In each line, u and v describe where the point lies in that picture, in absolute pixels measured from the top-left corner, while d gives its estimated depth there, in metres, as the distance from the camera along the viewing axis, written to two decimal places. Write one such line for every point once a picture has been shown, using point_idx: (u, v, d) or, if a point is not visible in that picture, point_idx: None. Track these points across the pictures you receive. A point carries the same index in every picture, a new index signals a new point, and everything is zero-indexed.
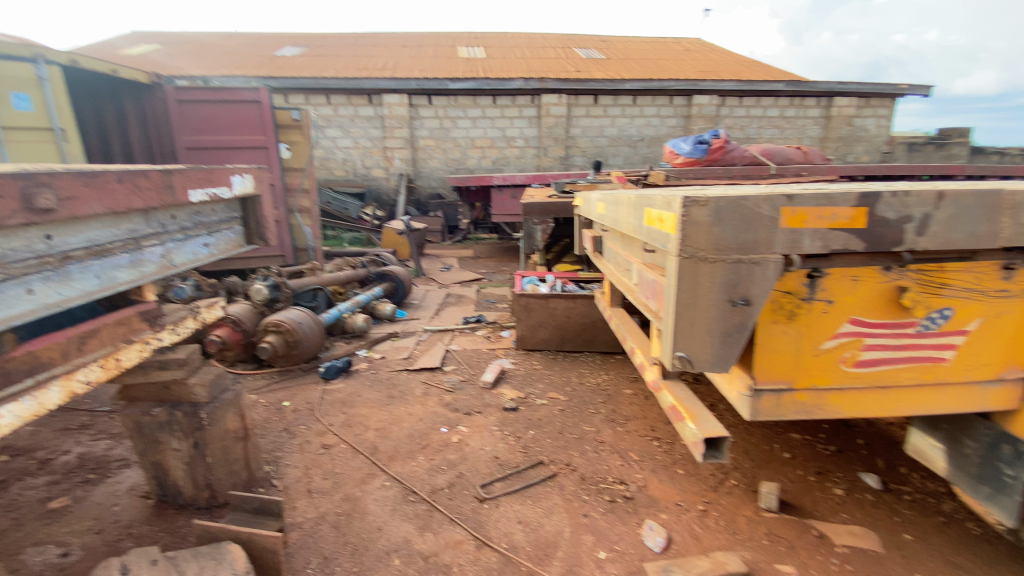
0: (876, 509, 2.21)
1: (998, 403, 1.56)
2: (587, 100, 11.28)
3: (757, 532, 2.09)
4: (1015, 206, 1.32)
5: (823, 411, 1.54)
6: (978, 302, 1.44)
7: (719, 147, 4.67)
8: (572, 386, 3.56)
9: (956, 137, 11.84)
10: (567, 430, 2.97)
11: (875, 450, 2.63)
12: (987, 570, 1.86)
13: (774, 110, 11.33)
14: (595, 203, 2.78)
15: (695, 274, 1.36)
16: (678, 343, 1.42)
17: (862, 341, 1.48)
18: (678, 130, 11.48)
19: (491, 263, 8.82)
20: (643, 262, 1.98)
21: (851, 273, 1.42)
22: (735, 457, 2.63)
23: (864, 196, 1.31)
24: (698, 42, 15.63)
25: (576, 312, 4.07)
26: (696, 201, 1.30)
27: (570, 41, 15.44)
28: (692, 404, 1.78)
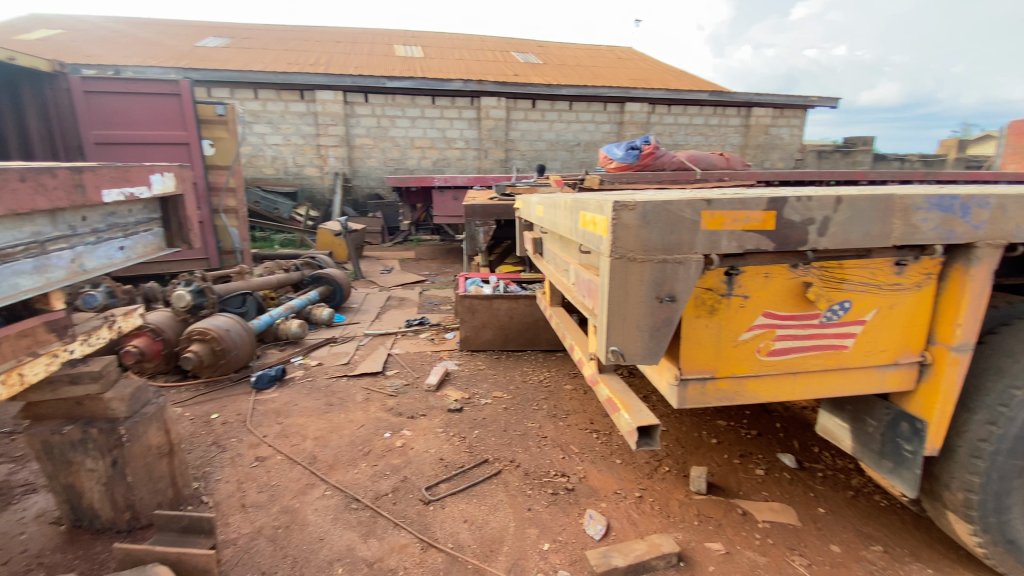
0: (792, 486, 2.42)
1: (895, 384, 1.73)
2: (526, 104, 11.46)
3: (689, 514, 2.23)
4: (903, 209, 1.49)
5: (742, 397, 1.69)
6: (873, 294, 1.61)
7: (649, 153, 4.91)
8: (515, 385, 3.62)
9: (861, 145, 13.01)
10: (511, 428, 3.02)
11: (790, 432, 2.88)
12: (884, 534, 2.10)
13: (700, 119, 12.03)
14: (535, 205, 2.85)
15: (625, 273, 1.45)
16: (612, 338, 1.51)
17: (774, 332, 1.63)
18: (613, 135, 11.91)
19: (432, 264, 8.75)
20: (581, 263, 2.06)
21: (763, 271, 1.56)
22: (668, 444, 2.79)
23: (773, 201, 1.45)
24: (630, 52, 16.30)
25: (519, 312, 4.13)
26: (625, 206, 1.39)
27: (507, 44, 15.61)
28: (626, 396, 1.88)
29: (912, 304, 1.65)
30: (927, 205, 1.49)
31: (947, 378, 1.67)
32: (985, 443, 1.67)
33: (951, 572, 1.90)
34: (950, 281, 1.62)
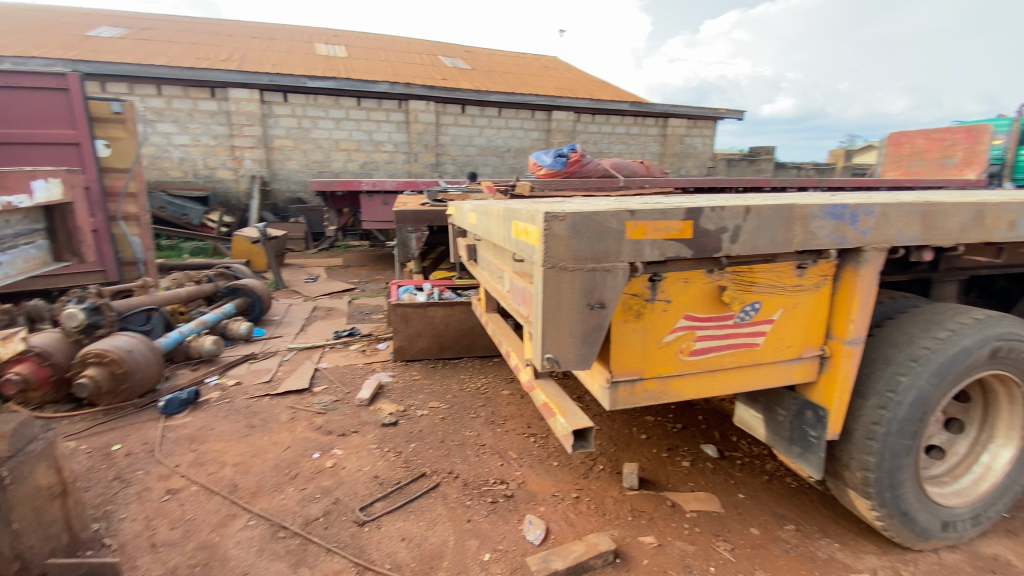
0: (715, 475, 2.59)
1: (800, 375, 1.90)
2: (455, 109, 11.41)
3: (623, 510, 2.31)
4: (803, 217, 1.64)
5: (668, 395, 1.77)
6: (779, 295, 1.76)
7: (576, 160, 5.06)
8: (452, 393, 3.57)
9: (763, 155, 14.24)
10: (449, 438, 2.98)
11: (712, 423, 3.08)
12: (795, 513, 2.29)
13: (621, 128, 12.59)
14: (467, 212, 2.84)
15: (557, 282, 1.47)
16: (546, 346, 1.53)
17: (694, 333, 1.73)
18: (541, 142, 12.16)
19: (361, 271, 8.46)
20: (514, 271, 2.07)
21: (683, 276, 1.65)
22: (602, 443, 2.88)
23: (690, 211, 1.54)
24: (555, 61, 16.75)
25: (454, 320, 4.09)
26: (555, 217, 1.42)
27: (434, 48, 15.49)
28: (562, 400, 1.91)
29: (812, 303, 1.82)
30: (822, 214, 1.65)
31: (844, 368, 1.86)
32: (877, 426, 1.86)
33: (853, 543, 2.10)
34: (843, 281, 1.81)
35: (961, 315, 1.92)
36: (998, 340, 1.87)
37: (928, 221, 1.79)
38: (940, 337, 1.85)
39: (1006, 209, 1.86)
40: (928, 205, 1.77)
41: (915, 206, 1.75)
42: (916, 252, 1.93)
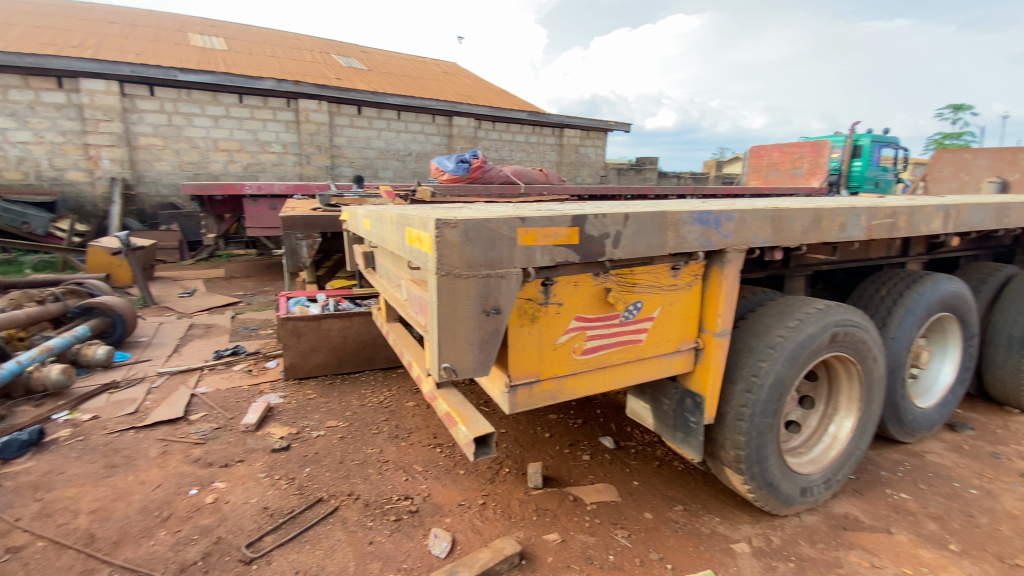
0: (612, 465, 2.73)
1: (679, 366, 2.07)
2: (350, 110, 10.93)
3: (528, 510, 2.35)
4: (675, 223, 1.79)
5: (564, 394, 1.83)
6: (658, 294, 1.90)
7: (478, 167, 5.07)
8: (352, 410, 3.40)
9: (648, 165, 15.44)
10: (349, 458, 2.83)
11: (609, 416, 3.25)
12: (683, 493, 2.49)
13: (520, 136, 12.92)
14: (360, 218, 2.71)
15: (452, 290, 1.45)
16: (443, 355, 1.49)
17: (585, 333, 1.80)
18: (442, 147, 12.07)
19: (248, 283, 7.77)
20: (410, 279, 2.02)
21: (572, 280, 1.72)
22: (507, 446, 2.90)
23: (575, 218, 1.61)
24: (455, 67, 16.78)
25: (352, 332, 3.90)
26: (446, 223, 1.40)
27: (327, 46, 14.77)
28: (464, 408, 1.87)
29: (687, 300, 1.99)
30: (691, 220, 1.82)
31: (715, 358, 2.06)
32: (745, 408, 2.07)
33: (731, 515, 2.33)
34: (711, 280, 2.01)
35: (807, 305, 2.21)
36: (836, 326, 2.18)
37: (777, 224, 2.04)
38: (791, 325, 2.12)
39: (836, 214, 2.18)
40: (776, 212, 2.02)
41: (766, 213, 1.99)
42: (769, 252, 2.19)
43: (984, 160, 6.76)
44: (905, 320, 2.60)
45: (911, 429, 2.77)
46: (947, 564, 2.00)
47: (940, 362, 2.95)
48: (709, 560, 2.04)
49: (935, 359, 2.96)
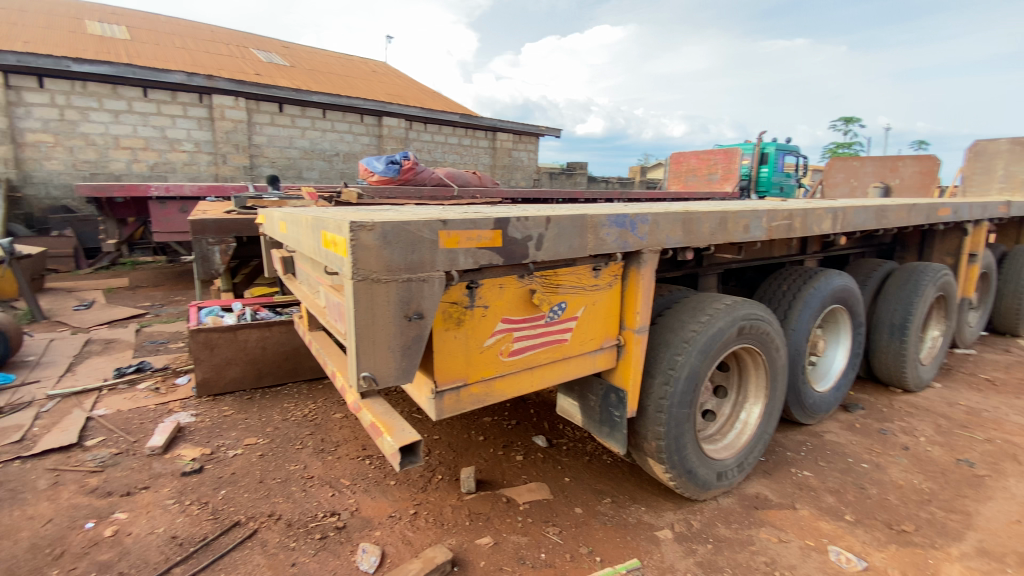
0: (545, 463, 2.76)
1: (603, 363, 2.13)
2: (271, 107, 10.29)
3: (460, 516, 2.33)
4: (594, 225, 1.85)
5: (492, 397, 1.82)
6: (581, 295, 1.95)
7: (410, 168, 4.94)
8: (273, 425, 3.20)
9: (579, 169, 15.86)
10: (270, 477, 2.66)
11: (542, 415, 3.29)
12: (612, 486, 2.57)
13: (453, 138, 12.81)
14: (275, 221, 2.55)
15: (370, 295, 1.40)
16: (362, 363, 1.44)
17: (512, 335, 1.81)
18: (371, 148, 11.68)
19: (157, 292, 7.13)
20: (329, 285, 1.93)
21: (497, 282, 1.72)
22: (440, 452, 2.86)
23: (498, 220, 1.61)
24: (385, 67, 16.39)
25: (272, 342, 3.67)
26: (362, 226, 1.35)
27: (246, 39, 13.93)
28: (390, 417, 1.80)
29: (608, 299, 2.06)
30: (609, 222, 1.89)
31: (636, 354, 2.15)
32: (664, 400, 2.18)
33: (655, 504, 2.43)
34: (631, 279, 2.10)
35: (717, 301, 2.37)
36: (742, 319, 2.35)
37: (688, 226, 2.16)
38: (703, 320, 2.26)
39: (740, 217, 2.35)
40: (687, 214, 2.15)
41: (679, 215, 2.11)
42: (683, 252, 2.33)
43: (871, 167, 7.55)
44: (803, 312, 2.84)
45: (811, 411, 3.03)
46: (843, 533, 2.21)
47: (835, 349, 3.26)
48: (636, 549, 2.12)
49: (830, 346, 3.27)
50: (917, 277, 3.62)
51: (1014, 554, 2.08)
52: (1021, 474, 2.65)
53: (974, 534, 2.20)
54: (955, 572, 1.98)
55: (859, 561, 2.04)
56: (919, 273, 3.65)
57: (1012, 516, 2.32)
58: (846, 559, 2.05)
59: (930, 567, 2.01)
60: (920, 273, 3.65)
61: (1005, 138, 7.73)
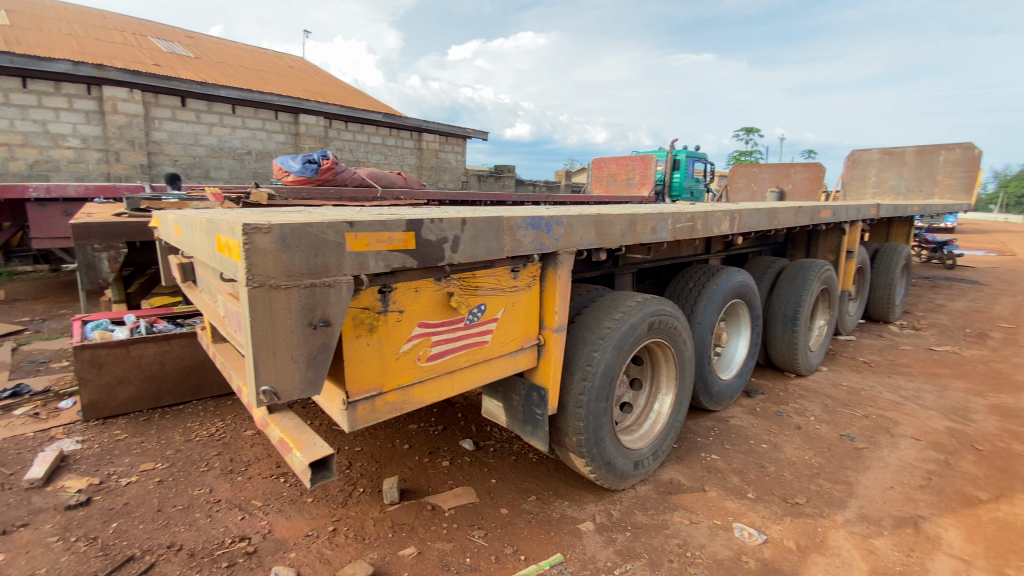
0: (471, 467, 2.74)
1: (524, 363, 2.15)
2: (171, 100, 9.35)
3: (383, 528, 2.25)
4: (510, 227, 1.86)
5: (410, 404, 1.78)
6: (500, 296, 1.96)
7: (328, 168, 4.70)
8: (174, 448, 2.92)
9: (507, 172, 15.96)
10: (169, 504, 2.41)
11: (469, 418, 3.27)
12: (537, 484, 2.60)
13: (376, 138, 12.32)
14: (169, 223, 2.32)
15: (268, 302, 1.32)
16: (261, 376, 1.36)
17: (429, 339, 1.77)
18: (288, 147, 10.93)
19: (36, 306, 6.28)
20: (228, 292, 1.79)
21: (412, 286, 1.67)
22: (362, 464, 2.75)
23: (410, 222, 1.57)
24: (303, 63, 15.61)
25: (172, 357, 3.35)
26: (257, 229, 1.26)
27: (144, 27, 12.72)
28: (300, 431, 1.70)
29: (527, 300, 2.09)
30: (525, 224, 1.91)
31: (555, 353, 2.19)
32: (583, 395, 2.24)
33: (578, 497, 2.50)
34: (548, 280, 2.14)
35: (630, 299, 2.48)
36: (652, 315, 2.48)
37: (601, 228, 2.25)
38: (617, 317, 2.36)
39: (648, 219, 2.48)
40: (600, 217, 2.23)
41: (591, 217, 2.18)
42: (596, 253, 2.41)
43: (768, 173, 8.27)
44: (708, 307, 3.05)
45: (718, 399, 3.26)
46: (746, 510, 2.39)
47: (737, 340, 3.53)
48: (559, 544, 2.16)
49: (733, 338, 3.54)
50: (804, 273, 4.01)
51: (887, 515, 2.35)
52: (891, 443, 3.02)
53: (855, 501, 2.46)
54: (839, 537, 2.21)
55: (760, 534, 2.22)
56: (806, 270, 4.04)
57: (885, 482, 2.63)
58: (749, 534, 2.22)
59: (819, 534, 2.23)
60: (807, 269, 4.05)
61: (876, 149, 8.78)
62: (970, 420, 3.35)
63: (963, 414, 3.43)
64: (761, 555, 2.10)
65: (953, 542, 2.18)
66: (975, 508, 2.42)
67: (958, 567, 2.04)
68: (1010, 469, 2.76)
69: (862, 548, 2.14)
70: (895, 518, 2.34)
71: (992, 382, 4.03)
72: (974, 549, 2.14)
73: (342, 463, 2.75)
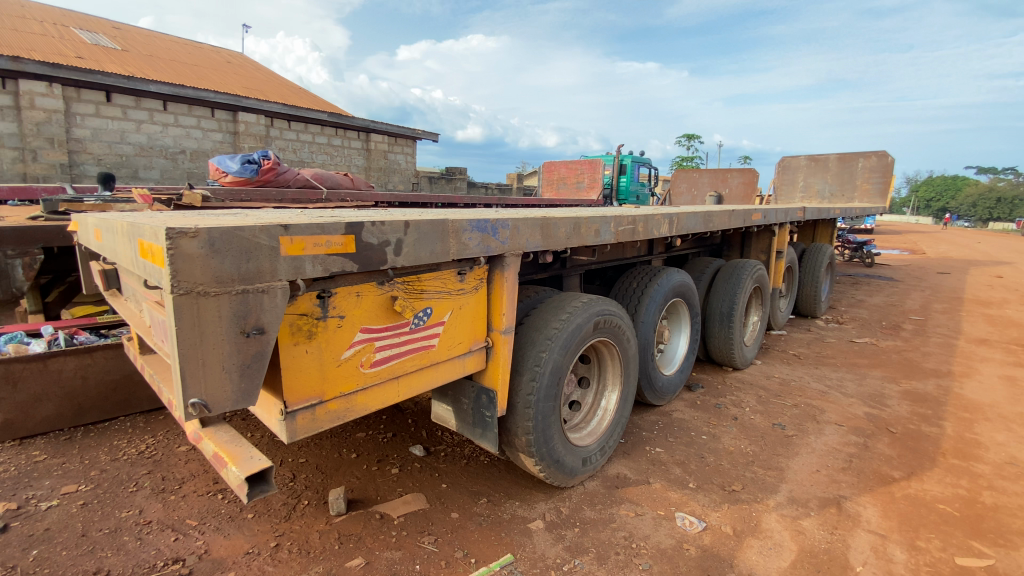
0: (421, 473, 2.71)
1: (472, 366, 2.16)
2: (94, 96, 8.59)
3: (329, 541, 2.18)
4: (455, 230, 1.86)
5: (353, 411, 1.74)
6: (446, 300, 1.95)
7: (270, 168, 4.50)
8: (98, 468, 2.70)
9: (458, 175, 15.83)
10: (93, 529, 2.23)
11: (419, 423, 3.23)
12: (488, 486, 2.61)
13: (322, 138, 11.76)
14: (88, 227, 2.16)
15: (196, 310, 1.26)
16: (190, 389, 1.29)
17: (373, 345, 1.74)
18: (226, 146, 10.16)
19: None
20: (153, 300, 1.69)
21: (353, 291, 1.64)
22: (307, 475, 2.66)
23: (350, 225, 1.54)
24: (243, 58, 14.87)
25: (96, 371, 3.11)
26: (183, 233, 1.20)
27: (62, 15, 11.72)
28: (236, 445, 1.62)
29: (474, 303, 2.09)
30: (470, 227, 1.92)
31: (504, 355, 2.21)
32: (531, 395, 2.27)
33: (528, 497, 2.52)
34: (495, 283, 2.16)
35: (576, 300, 2.54)
36: (598, 314, 2.55)
37: (546, 230, 2.29)
38: (564, 317, 2.40)
39: (591, 222, 2.55)
40: (545, 219, 2.27)
41: (536, 220, 2.22)
42: (542, 255, 2.45)
43: (707, 178, 8.67)
44: (651, 306, 3.17)
45: (662, 393, 3.39)
46: (688, 500, 2.50)
47: (678, 337, 3.68)
48: (510, 544, 2.17)
49: (674, 335, 3.69)
50: (739, 272, 4.24)
51: (813, 497, 2.53)
52: (817, 430, 3.24)
53: (785, 485, 2.63)
54: (772, 520, 2.35)
55: (700, 522, 2.33)
56: (740, 269, 4.28)
57: (812, 466, 2.82)
58: (690, 522, 2.32)
59: (754, 519, 2.36)
60: (741, 268, 4.28)
61: (803, 155, 9.42)
62: (885, 405, 3.66)
63: (880, 400, 3.73)
64: (701, 541, 2.21)
65: (870, 519, 2.37)
66: (889, 486, 2.64)
67: (875, 541, 2.22)
68: (919, 448, 3.03)
69: (792, 529, 2.29)
70: (821, 499, 2.52)
71: (904, 370, 4.42)
72: (889, 524, 2.33)
73: (285, 476, 2.65)
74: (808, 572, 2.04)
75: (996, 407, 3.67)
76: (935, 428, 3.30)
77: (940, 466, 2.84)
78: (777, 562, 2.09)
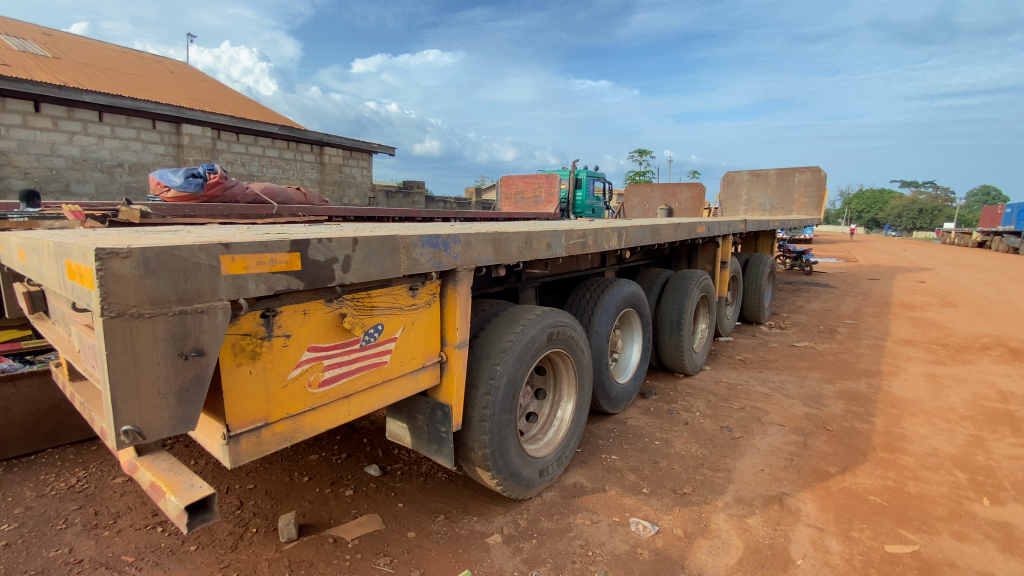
0: (378, 493, 2.65)
1: (426, 381, 2.15)
2: (20, 105, 7.87)
3: (279, 568, 2.10)
4: (407, 246, 1.87)
5: (301, 433, 1.70)
6: (398, 315, 1.95)
7: (216, 183, 4.33)
8: (22, 506, 2.49)
9: (416, 188, 15.67)
10: (17, 570, 2.07)
11: (375, 442, 3.17)
12: (446, 503, 2.58)
13: (273, 151, 11.26)
14: (11, 246, 2.02)
15: (128, 333, 1.21)
16: (121, 417, 1.24)
17: (321, 363, 1.71)
18: (168, 159, 9.49)
19: None
20: (82, 324, 1.60)
21: (300, 309, 1.61)
22: (257, 501, 2.55)
23: (295, 243, 1.51)
24: (187, 68, 14.25)
25: (20, 401, 2.89)
26: (114, 253, 1.16)
27: None
28: (175, 474, 1.54)
29: (426, 317, 2.09)
30: (422, 242, 1.93)
31: (458, 369, 2.21)
32: (486, 409, 2.28)
33: (486, 511, 2.52)
34: (448, 297, 2.17)
35: (529, 312, 2.58)
36: (550, 326, 2.60)
37: (497, 243, 2.32)
38: (517, 330, 2.43)
39: (543, 236, 2.61)
40: (496, 235, 2.31)
41: (487, 235, 2.26)
42: (495, 269, 2.48)
43: (658, 193, 9.03)
44: (603, 316, 3.27)
45: (616, 402, 3.48)
46: (641, 505, 2.56)
47: (630, 346, 3.80)
48: (466, 560, 2.16)
49: (627, 344, 3.81)
50: (686, 282, 4.42)
51: (758, 496, 2.65)
52: (762, 431, 3.40)
53: (732, 485, 2.74)
54: (719, 519, 2.45)
55: (653, 526, 2.39)
56: (687, 280, 4.47)
57: (756, 466, 2.95)
58: (644, 527, 2.39)
59: (704, 519, 2.45)
60: (688, 278, 4.47)
61: (744, 170, 9.99)
62: (822, 404, 3.88)
63: (817, 400, 3.97)
64: (654, 545, 2.27)
65: (810, 513, 2.51)
66: (826, 481, 2.80)
67: (814, 535, 2.34)
68: (851, 445, 3.23)
69: (738, 528, 2.39)
70: (765, 497, 2.64)
71: (839, 371, 4.70)
72: (826, 516, 2.48)
73: (231, 504, 2.53)
74: (753, 567, 2.14)
75: (920, 403, 3.96)
76: (866, 425, 3.53)
77: (870, 460, 3.04)
78: (725, 560, 2.18)
